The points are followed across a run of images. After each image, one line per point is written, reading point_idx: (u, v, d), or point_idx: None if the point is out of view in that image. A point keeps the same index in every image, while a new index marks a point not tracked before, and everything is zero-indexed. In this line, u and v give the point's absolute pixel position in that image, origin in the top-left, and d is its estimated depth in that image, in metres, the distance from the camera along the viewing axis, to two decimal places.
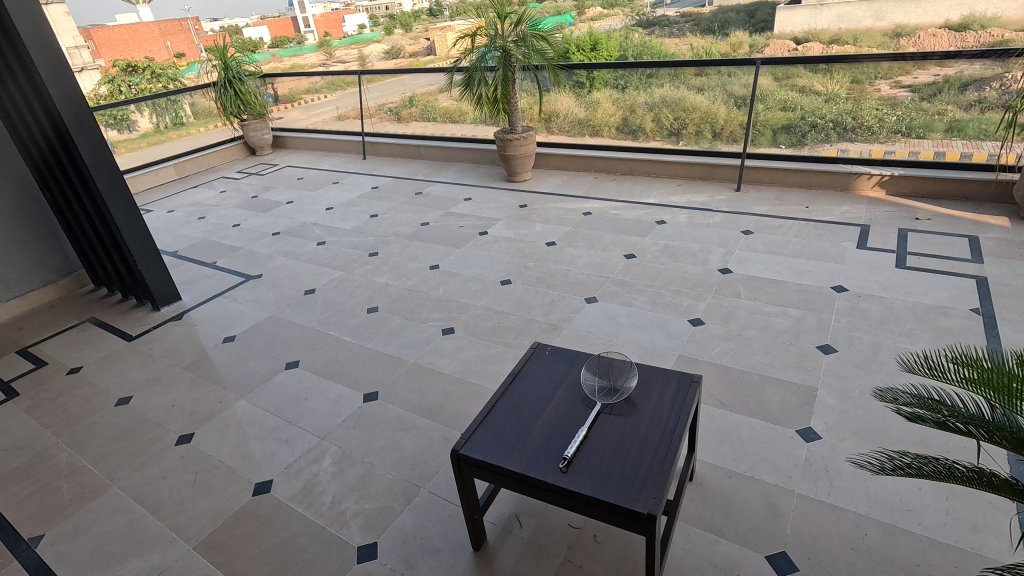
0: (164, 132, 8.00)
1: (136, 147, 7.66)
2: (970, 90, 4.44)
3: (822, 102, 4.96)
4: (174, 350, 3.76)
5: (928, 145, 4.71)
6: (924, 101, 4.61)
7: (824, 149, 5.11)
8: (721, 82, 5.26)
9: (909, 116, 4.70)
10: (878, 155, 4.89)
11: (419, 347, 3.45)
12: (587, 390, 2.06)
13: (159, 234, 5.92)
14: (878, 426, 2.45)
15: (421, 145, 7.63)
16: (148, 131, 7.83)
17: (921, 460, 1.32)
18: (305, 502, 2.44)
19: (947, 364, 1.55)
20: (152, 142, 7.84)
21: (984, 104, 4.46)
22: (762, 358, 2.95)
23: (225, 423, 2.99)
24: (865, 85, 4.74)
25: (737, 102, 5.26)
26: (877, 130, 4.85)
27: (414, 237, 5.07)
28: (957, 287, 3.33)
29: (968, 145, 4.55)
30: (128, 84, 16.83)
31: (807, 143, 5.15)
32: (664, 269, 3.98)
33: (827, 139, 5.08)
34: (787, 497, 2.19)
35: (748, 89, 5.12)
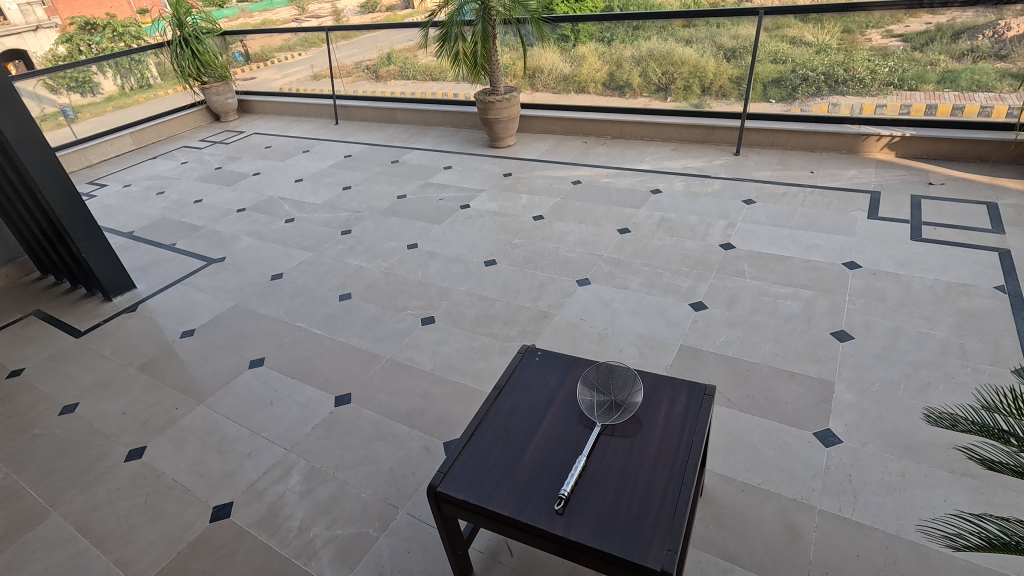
0: (129, 95, 7.49)
1: (100, 112, 7.22)
2: (963, 38, 4.15)
3: (812, 53, 4.59)
4: (128, 347, 3.42)
5: (920, 98, 4.41)
6: (916, 51, 4.28)
7: (815, 104, 4.78)
8: (709, 33, 4.91)
9: (901, 67, 4.36)
10: (869, 110, 4.60)
11: (396, 340, 3.15)
12: (586, 406, 1.77)
13: (114, 212, 5.45)
14: (903, 426, 2.22)
15: (397, 108, 7.12)
16: (112, 93, 7.36)
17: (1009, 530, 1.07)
18: (270, 528, 2.18)
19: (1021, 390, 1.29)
20: (117, 106, 7.37)
21: (976, 54, 4.15)
22: (771, 348, 2.70)
23: (182, 433, 2.69)
24: (856, 35, 4.42)
25: (727, 55, 4.89)
26: (869, 82, 4.52)
27: (390, 213, 4.70)
28: (978, 262, 3.07)
29: (960, 97, 4.28)
30: (87, 45, 15.96)
31: (797, 97, 4.80)
32: (662, 245, 3.68)
33: (819, 93, 4.73)
34: (807, 514, 1.96)
35: (738, 40, 4.78)
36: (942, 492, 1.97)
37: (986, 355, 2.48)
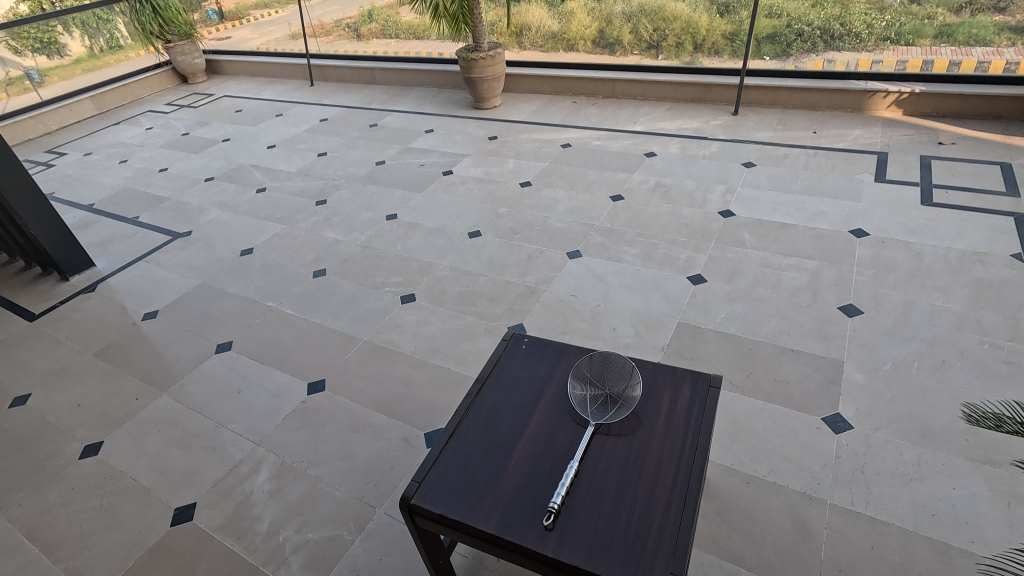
0: (99, 57, 6.95)
1: (69, 76, 6.71)
2: None
3: (807, 7, 4.21)
4: (86, 332, 3.18)
5: (915, 53, 4.11)
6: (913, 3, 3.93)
7: (810, 60, 4.46)
8: None
9: (898, 21, 4.04)
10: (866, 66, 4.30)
11: (374, 320, 2.93)
12: (578, 400, 1.60)
13: (74, 183, 5.10)
14: (918, 410, 2.06)
15: (375, 67, 6.70)
16: (82, 56, 6.78)
17: None
18: (237, 533, 2.01)
19: None
20: (87, 70, 6.86)
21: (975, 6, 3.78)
22: (776, 325, 2.52)
23: (142, 427, 2.49)
24: None
25: (719, 10, 4.57)
26: (866, 37, 4.17)
27: (369, 181, 4.41)
28: (993, 228, 2.88)
29: (957, 52, 4.01)
30: None
31: (792, 54, 4.47)
32: (657, 213, 3.45)
33: (814, 49, 4.38)
34: (817, 509, 1.81)
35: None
36: (961, 482, 1.83)
37: (1005, 330, 2.31)
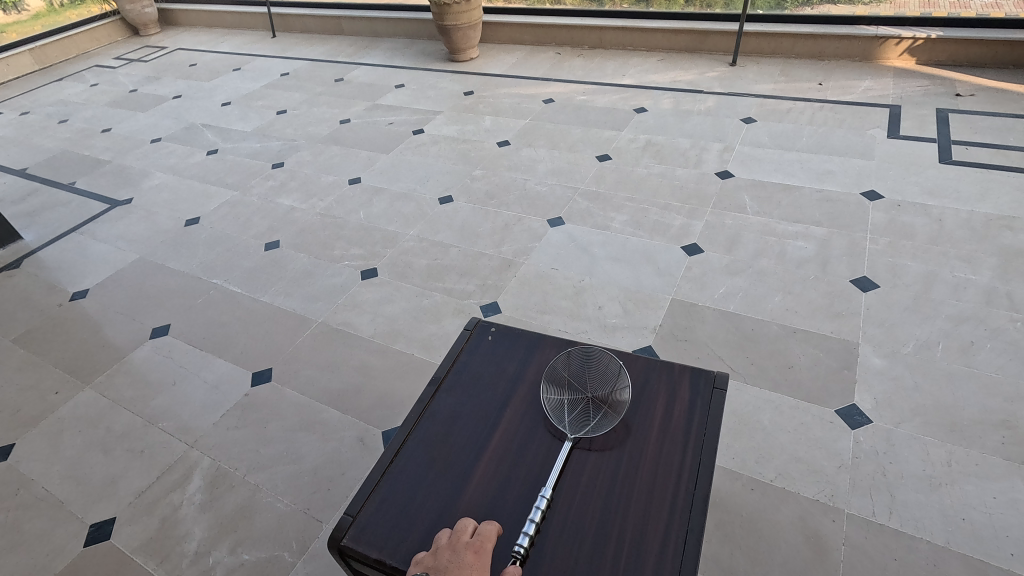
0: (58, 11, 6.52)
1: (26, 31, 6.33)
2: None
3: None
4: (5, 314, 2.81)
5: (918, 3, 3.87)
6: None
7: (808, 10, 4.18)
8: None
9: None
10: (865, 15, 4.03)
11: (331, 299, 2.60)
12: (551, 411, 1.30)
13: (6, 146, 4.61)
14: (945, 399, 1.80)
15: (341, 17, 6.15)
16: (41, 11, 6.36)
17: None
18: (160, 554, 1.72)
19: None
20: (46, 25, 6.47)
21: None
22: (781, 301, 2.23)
23: (60, 426, 2.17)
24: None
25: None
26: None
27: (331, 141, 4.00)
28: (1020, 189, 2.59)
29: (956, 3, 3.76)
30: None
31: (786, 6, 4.21)
32: (648, 175, 3.11)
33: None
34: (833, 520, 1.56)
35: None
36: (998, 485, 1.58)
37: None
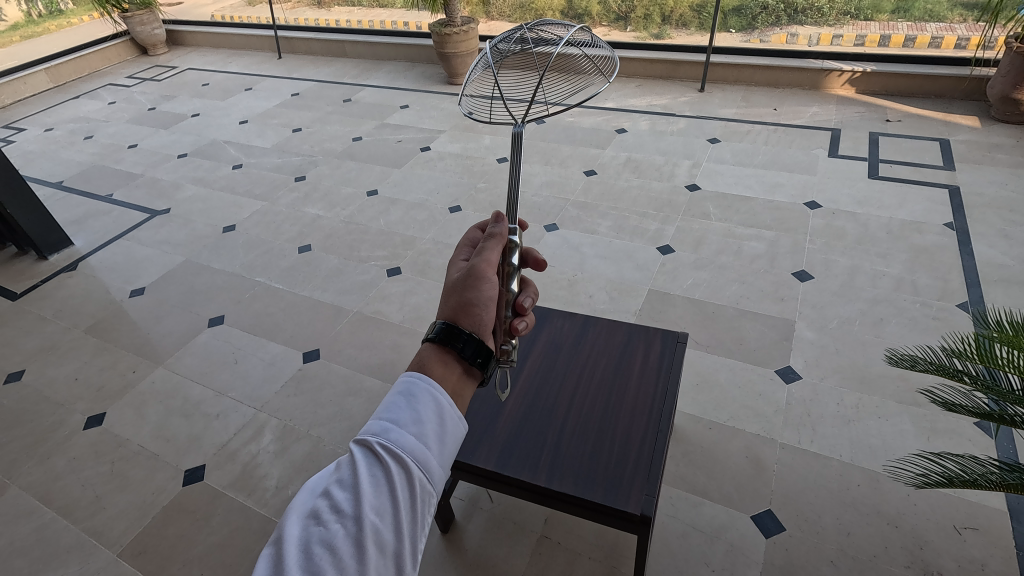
0: (38, 23, 6.40)
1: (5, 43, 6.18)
2: None
3: None
4: (72, 309, 3.21)
5: (874, 28, 4.40)
6: None
7: (774, 34, 4.72)
8: None
9: None
10: (827, 40, 4.60)
11: (363, 292, 3.06)
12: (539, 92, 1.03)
13: (36, 159, 4.96)
14: (859, 360, 2.34)
15: (345, 40, 6.62)
16: (19, 21, 6.16)
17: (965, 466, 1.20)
18: (246, 489, 2.18)
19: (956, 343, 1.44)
20: (26, 36, 6.35)
21: None
22: (737, 290, 2.76)
23: (143, 398, 2.60)
24: None
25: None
26: (827, 11, 4.41)
27: (346, 156, 4.46)
28: (930, 199, 3.18)
29: (912, 27, 4.29)
30: None
31: (757, 27, 4.66)
32: (628, 187, 3.64)
33: (779, 23, 4.60)
34: (769, 447, 2.07)
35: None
36: (892, 419, 2.11)
37: (935, 290, 2.60)
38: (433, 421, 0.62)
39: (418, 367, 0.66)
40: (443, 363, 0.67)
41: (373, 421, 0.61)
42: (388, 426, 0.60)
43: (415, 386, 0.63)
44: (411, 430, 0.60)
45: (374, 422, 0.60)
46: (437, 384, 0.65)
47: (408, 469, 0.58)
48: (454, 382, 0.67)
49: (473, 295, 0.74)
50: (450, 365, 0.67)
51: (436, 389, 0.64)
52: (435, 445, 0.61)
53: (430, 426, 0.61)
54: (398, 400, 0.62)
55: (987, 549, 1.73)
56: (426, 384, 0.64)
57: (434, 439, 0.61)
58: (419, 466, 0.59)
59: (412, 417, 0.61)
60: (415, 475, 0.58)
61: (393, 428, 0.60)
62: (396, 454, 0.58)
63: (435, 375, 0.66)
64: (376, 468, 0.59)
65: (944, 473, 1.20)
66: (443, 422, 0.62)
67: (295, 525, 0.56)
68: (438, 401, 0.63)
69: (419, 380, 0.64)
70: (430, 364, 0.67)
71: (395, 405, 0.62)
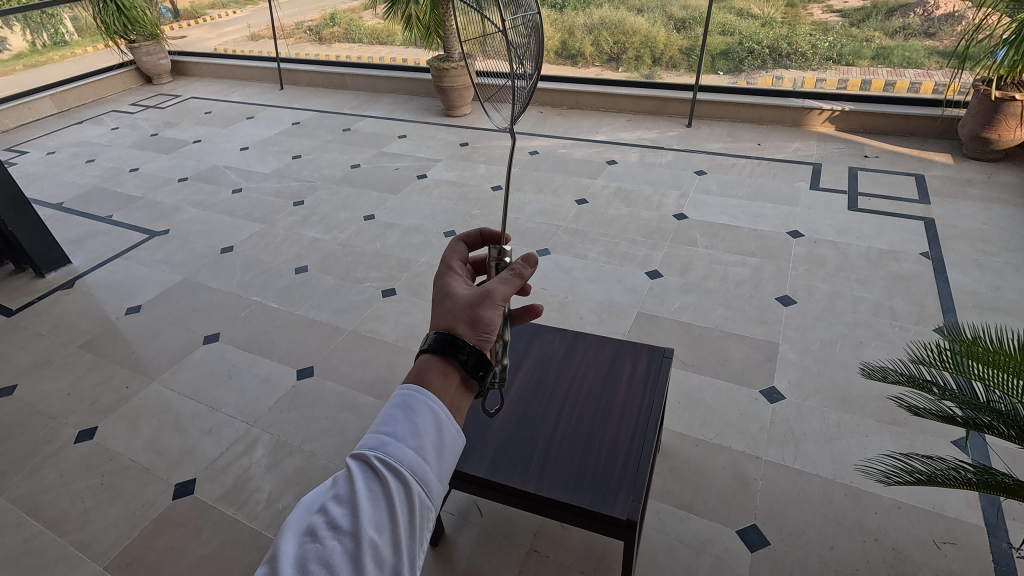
0: (41, 53, 6.73)
1: (8, 70, 6.46)
2: (897, 15, 4.33)
3: (759, 26, 4.70)
4: (67, 325, 3.24)
5: (856, 73, 4.68)
6: (853, 27, 4.48)
7: (761, 77, 4.98)
8: (660, 3, 4.91)
9: (839, 42, 4.57)
10: (811, 84, 4.85)
11: (358, 312, 3.12)
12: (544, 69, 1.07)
13: (38, 180, 5.04)
14: (840, 381, 2.42)
15: (346, 73, 6.84)
16: (23, 51, 6.54)
17: (934, 467, 1.28)
18: (237, 503, 2.18)
19: (925, 354, 1.50)
20: (29, 65, 6.63)
21: (908, 31, 4.34)
22: (722, 313, 2.84)
23: (136, 412, 2.62)
24: (799, 10, 4.53)
25: (677, 26, 4.95)
26: (810, 57, 4.71)
27: (344, 182, 4.58)
28: (907, 230, 3.32)
29: (892, 73, 4.56)
30: None
31: (744, 70, 4.99)
32: (618, 215, 3.76)
33: (764, 66, 4.92)
34: (754, 463, 2.12)
35: (687, 10, 4.81)
36: (872, 438, 2.17)
37: (913, 315, 2.70)
38: (432, 433, 0.63)
39: (416, 378, 0.67)
40: (442, 374, 0.67)
41: (371, 436, 0.62)
42: (387, 440, 0.61)
43: (413, 397, 0.64)
44: (409, 443, 0.61)
45: (372, 437, 0.61)
46: (436, 397, 0.66)
47: (406, 484, 0.59)
48: (452, 394, 0.68)
49: (484, 314, 0.73)
50: (449, 377, 0.68)
51: (434, 401, 0.65)
52: (433, 457, 0.62)
53: (429, 438, 0.62)
54: (396, 412, 0.63)
55: (965, 562, 1.77)
56: (424, 396, 0.65)
57: (433, 451, 0.62)
58: (418, 481, 0.60)
59: (412, 429, 0.62)
60: (413, 489, 0.60)
61: (393, 443, 0.61)
62: (395, 469, 0.59)
63: (433, 387, 0.66)
64: (374, 483, 0.60)
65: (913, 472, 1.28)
66: (441, 433, 0.63)
67: (288, 544, 0.56)
68: (436, 413, 0.64)
69: (417, 392, 0.65)
70: (429, 376, 0.67)
71: (394, 418, 0.63)
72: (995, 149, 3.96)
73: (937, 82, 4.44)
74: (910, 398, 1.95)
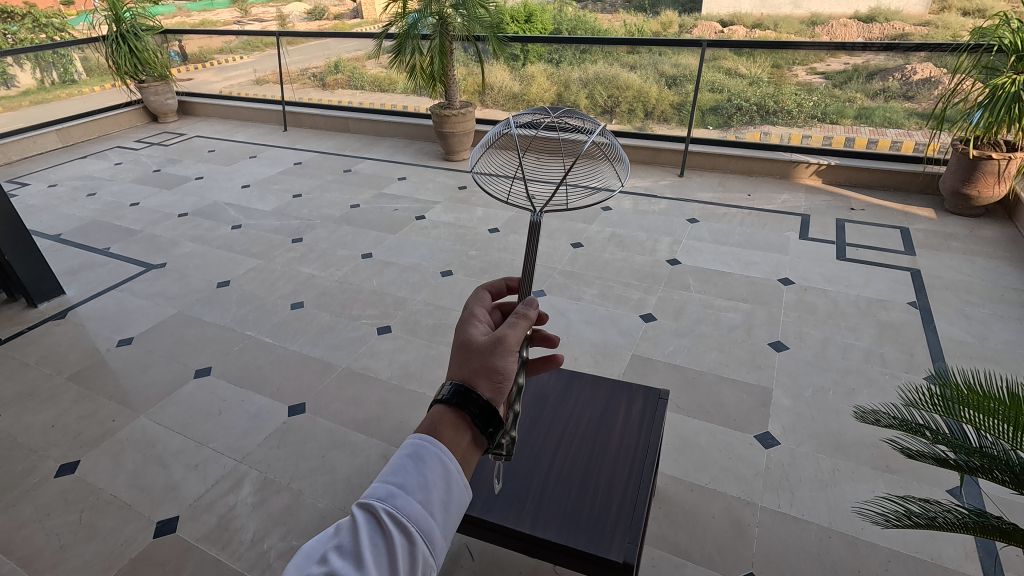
0: (49, 90, 6.99)
1: (15, 106, 6.68)
2: (876, 79, 4.63)
3: (746, 85, 4.99)
4: (56, 356, 3.20)
5: (840, 131, 4.88)
6: (836, 88, 4.78)
7: (749, 132, 5.15)
8: (652, 60, 5.21)
9: (824, 102, 4.85)
10: (797, 140, 5.02)
11: (352, 349, 3.12)
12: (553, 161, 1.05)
13: (37, 212, 5.07)
14: (833, 427, 2.42)
15: (349, 117, 7.04)
16: (31, 88, 6.84)
17: (932, 510, 1.29)
18: (220, 542, 2.12)
19: (916, 399, 1.52)
20: (36, 101, 6.85)
21: (887, 94, 4.66)
22: (716, 357, 2.86)
23: (121, 446, 2.56)
24: (784, 71, 4.86)
25: (669, 82, 5.21)
26: (797, 114, 4.96)
27: (343, 221, 4.64)
28: (894, 280, 3.40)
29: (875, 131, 4.77)
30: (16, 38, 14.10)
31: (733, 125, 5.18)
32: (612, 259, 3.83)
33: (752, 122, 5.12)
34: (750, 509, 2.10)
35: (678, 68, 5.11)
36: (868, 485, 2.16)
37: (903, 363, 2.73)
38: (439, 488, 0.62)
39: (429, 429, 0.66)
40: (454, 428, 0.67)
41: (379, 485, 0.61)
42: (394, 491, 0.61)
43: (423, 449, 0.64)
44: (416, 497, 0.61)
45: (379, 486, 0.61)
46: (447, 450, 0.65)
47: (411, 540, 0.59)
48: (463, 449, 0.67)
49: (495, 364, 0.74)
50: (462, 431, 0.67)
51: (445, 454, 0.64)
52: (440, 513, 0.61)
53: (437, 492, 0.62)
54: (406, 463, 0.62)
55: None
56: (435, 449, 0.64)
57: (440, 507, 0.62)
58: (422, 537, 0.59)
59: (420, 482, 0.61)
60: (417, 545, 0.59)
61: (401, 495, 0.60)
62: (401, 522, 0.59)
63: (445, 440, 0.66)
64: (378, 537, 0.59)
65: (914, 516, 1.29)
66: (449, 488, 0.63)
67: None
68: (447, 467, 0.63)
69: (428, 444, 0.64)
70: (442, 428, 0.66)
71: (402, 469, 0.62)
72: (976, 205, 4.11)
73: (917, 141, 4.63)
74: (903, 441, 1.97)
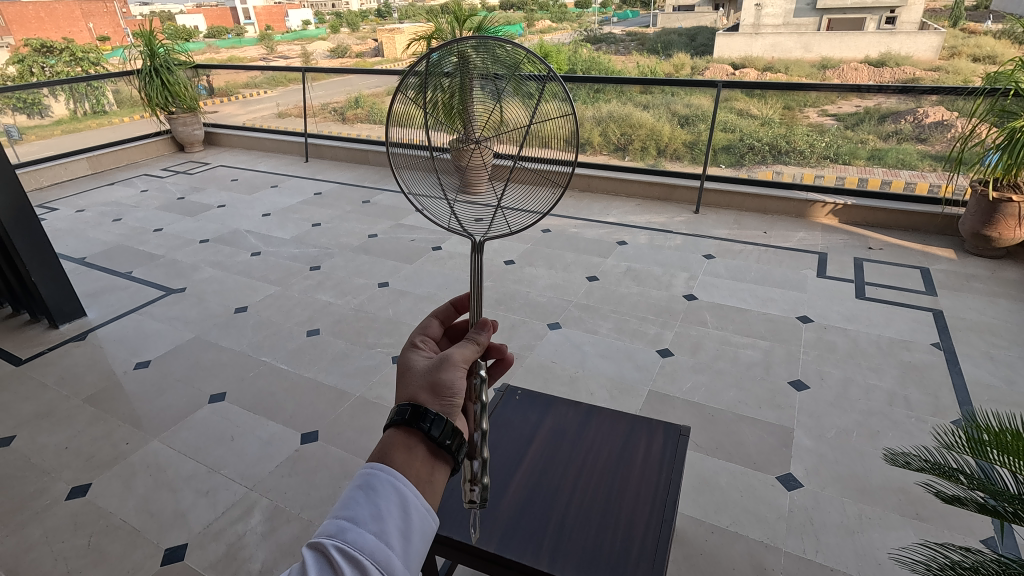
0: (81, 120, 7.22)
1: (48, 134, 6.92)
2: (888, 121, 4.66)
3: (758, 125, 5.05)
4: (74, 377, 3.22)
5: (852, 171, 4.92)
6: (848, 129, 4.77)
7: (761, 171, 5.19)
8: (665, 100, 5.31)
9: (836, 143, 4.85)
10: (810, 179, 5.06)
11: (366, 377, 3.11)
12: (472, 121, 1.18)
13: (63, 236, 5.19)
14: (858, 470, 2.35)
15: (369, 150, 7.20)
16: (63, 118, 7.07)
17: (974, 559, 1.24)
18: (228, 571, 2.08)
19: (949, 442, 1.47)
20: (68, 130, 7.09)
21: (900, 135, 4.67)
22: (734, 395, 2.81)
23: (133, 470, 2.55)
24: (796, 112, 4.93)
25: (681, 121, 5.27)
26: (809, 154, 5.00)
27: (361, 250, 4.70)
28: (915, 320, 3.35)
29: (888, 172, 4.78)
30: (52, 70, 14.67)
31: (745, 164, 5.23)
32: (628, 293, 3.82)
33: (764, 161, 5.17)
34: (773, 554, 2.02)
35: (691, 108, 5.16)
36: (898, 532, 2.08)
37: (928, 405, 2.67)
38: (395, 517, 0.62)
39: (380, 455, 0.66)
40: (406, 448, 0.67)
41: (330, 521, 0.60)
42: (346, 526, 0.60)
43: (375, 478, 0.63)
44: (370, 528, 0.60)
45: (331, 522, 0.60)
46: (401, 475, 0.65)
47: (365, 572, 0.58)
48: (419, 468, 0.66)
49: (443, 379, 0.74)
50: (414, 448, 0.67)
51: (400, 480, 0.64)
52: (397, 542, 0.60)
53: (393, 521, 0.61)
54: (358, 495, 0.62)
55: None
56: (388, 476, 0.64)
57: (397, 536, 0.61)
58: (379, 567, 0.58)
59: (373, 512, 0.61)
60: None
61: (353, 527, 0.60)
62: (354, 555, 0.58)
63: (397, 463, 0.66)
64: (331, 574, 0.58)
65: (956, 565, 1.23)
66: (407, 515, 0.62)
67: None
68: (402, 494, 0.63)
69: (380, 472, 0.64)
70: (393, 452, 0.67)
71: (354, 501, 0.62)
72: (997, 247, 4.08)
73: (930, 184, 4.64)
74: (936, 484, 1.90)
